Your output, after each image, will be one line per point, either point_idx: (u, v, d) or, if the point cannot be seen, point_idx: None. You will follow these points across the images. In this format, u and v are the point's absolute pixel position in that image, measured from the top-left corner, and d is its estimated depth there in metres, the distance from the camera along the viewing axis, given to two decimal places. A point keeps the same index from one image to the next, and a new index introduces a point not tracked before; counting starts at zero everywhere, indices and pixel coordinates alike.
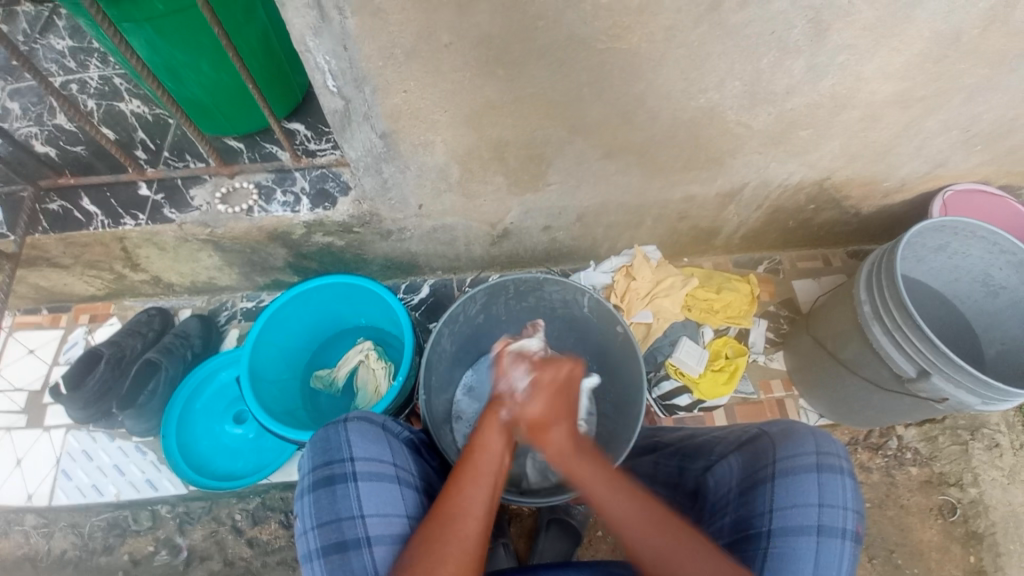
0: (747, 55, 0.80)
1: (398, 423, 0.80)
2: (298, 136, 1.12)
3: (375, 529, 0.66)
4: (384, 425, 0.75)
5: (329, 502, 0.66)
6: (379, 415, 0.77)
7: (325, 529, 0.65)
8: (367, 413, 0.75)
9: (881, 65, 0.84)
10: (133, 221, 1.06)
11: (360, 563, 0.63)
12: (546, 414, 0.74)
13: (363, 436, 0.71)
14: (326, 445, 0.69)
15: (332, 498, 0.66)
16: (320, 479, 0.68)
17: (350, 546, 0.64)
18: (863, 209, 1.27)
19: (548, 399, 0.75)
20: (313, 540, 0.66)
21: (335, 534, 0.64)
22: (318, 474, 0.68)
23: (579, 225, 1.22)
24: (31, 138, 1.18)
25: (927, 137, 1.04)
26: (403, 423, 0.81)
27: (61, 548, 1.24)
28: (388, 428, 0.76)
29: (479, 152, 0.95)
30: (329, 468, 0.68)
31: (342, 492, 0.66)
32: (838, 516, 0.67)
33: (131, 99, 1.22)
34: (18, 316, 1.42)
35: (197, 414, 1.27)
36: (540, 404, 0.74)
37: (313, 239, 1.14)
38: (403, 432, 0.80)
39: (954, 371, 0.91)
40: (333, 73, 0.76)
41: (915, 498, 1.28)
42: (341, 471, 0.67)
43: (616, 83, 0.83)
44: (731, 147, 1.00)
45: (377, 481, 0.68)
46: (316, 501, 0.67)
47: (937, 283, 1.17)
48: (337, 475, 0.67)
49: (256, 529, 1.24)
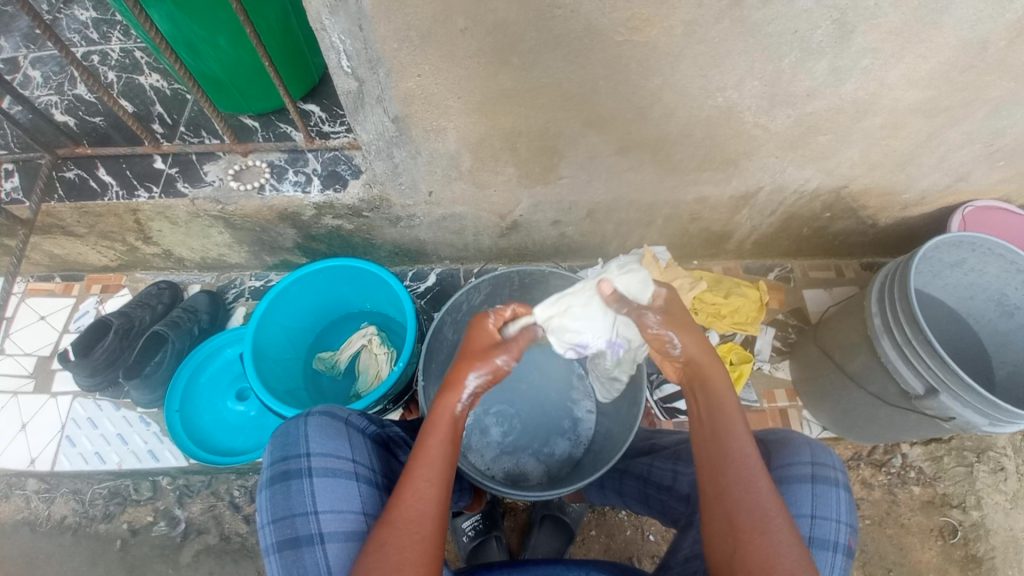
0: (769, 53, 0.78)
1: (363, 418, 0.79)
2: (313, 118, 1.13)
3: (329, 525, 0.65)
4: (346, 419, 0.75)
5: (284, 498, 0.66)
6: (342, 409, 0.77)
7: (279, 524, 0.65)
8: (329, 408, 0.75)
9: (905, 72, 0.82)
10: (147, 194, 1.07)
11: (312, 559, 0.63)
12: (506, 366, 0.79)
13: (321, 431, 0.70)
14: (285, 440, 0.69)
15: (286, 493, 0.66)
16: (277, 474, 0.68)
17: (302, 542, 0.64)
18: (881, 220, 1.24)
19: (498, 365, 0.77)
20: (268, 535, 0.66)
21: (288, 530, 0.65)
22: (275, 470, 0.68)
23: (589, 222, 1.21)
24: (51, 107, 1.19)
25: (950, 150, 1.02)
26: (369, 417, 0.80)
27: (61, 513, 1.27)
28: (350, 423, 0.75)
29: (490, 142, 0.94)
30: (285, 464, 0.68)
31: (297, 488, 0.66)
32: (830, 528, 0.66)
33: (151, 73, 1.23)
34: (31, 282, 1.44)
35: (202, 386, 1.28)
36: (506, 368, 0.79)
37: (322, 221, 1.15)
38: (369, 426, 0.79)
39: (965, 392, 0.89)
40: (348, 54, 0.76)
41: (916, 518, 1.25)
42: (297, 466, 0.67)
43: (632, 77, 0.82)
44: (747, 149, 0.99)
45: (332, 478, 0.68)
46: (272, 497, 0.67)
47: (951, 300, 1.14)
48: (292, 471, 0.67)
49: (253, 507, 1.25)
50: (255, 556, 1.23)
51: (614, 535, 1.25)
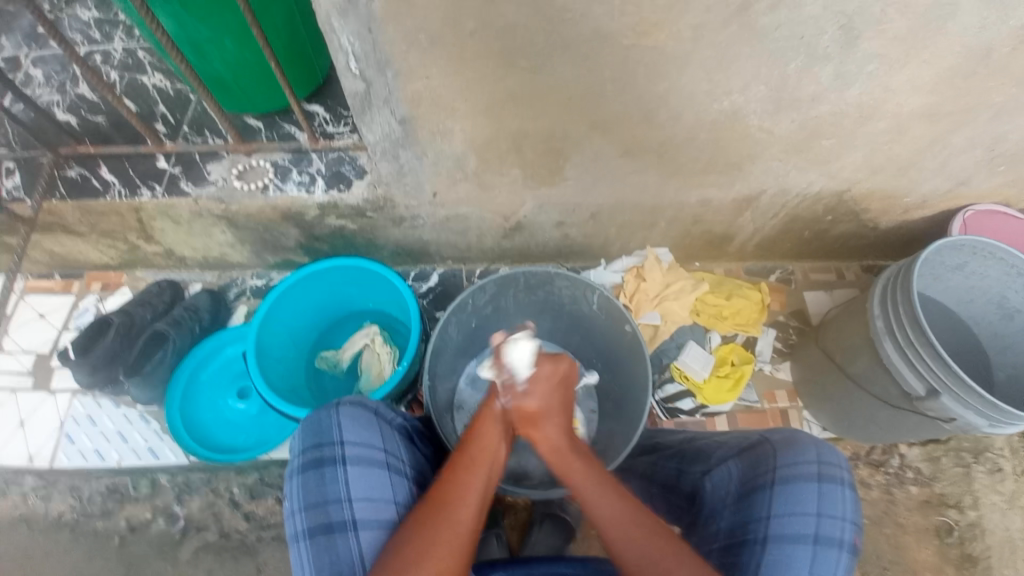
0: (774, 58, 0.78)
1: (392, 409, 0.79)
2: (317, 119, 1.12)
3: (362, 513, 0.66)
4: (377, 410, 0.75)
5: (317, 484, 0.66)
6: (371, 400, 0.77)
7: (312, 511, 0.66)
8: (358, 398, 0.75)
9: (909, 77, 0.83)
10: (149, 192, 1.07)
11: (346, 546, 0.64)
12: (546, 408, 0.79)
13: (354, 421, 0.71)
14: (318, 427, 0.70)
15: (320, 480, 0.67)
16: (309, 461, 0.68)
17: (335, 528, 0.65)
18: (882, 224, 1.25)
19: (549, 394, 0.79)
20: (300, 521, 0.66)
21: (322, 516, 0.65)
22: (308, 456, 0.68)
23: (592, 223, 1.21)
24: (53, 106, 1.19)
25: (952, 154, 1.02)
26: (397, 409, 0.80)
27: (58, 510, 1.26)
28: (380, 414, 0.75)
29: (497, 143, 0.94)
30: (319, 451, 0.68)
31: (331, 475, 0.67)
32: (836, 526, 0.67)
33: (154, 72, 1.22)
34: (31, 280, 1.43)
35: (203, 383, 1.29)
36: (540, 399, 0.78)
37: (326, 221, 1.14)
38: (396, 418, 0.79)
39: (965, 394, 0.90)
40: (356, 55, 0.76)
41: (913, 517, 1.27)
42: (331, 454, 0.68)
43: (639, 82, 0.82)
44: (751, 152, 0.99)
45: (365, 467, 0.69)
46: (304, 483, 0.67)
47: (952, 303, 1.15)
48: (326, 458, 0.67)
49: (252, 504, 1.25)
50: (255, 553, 1.23)
51: None
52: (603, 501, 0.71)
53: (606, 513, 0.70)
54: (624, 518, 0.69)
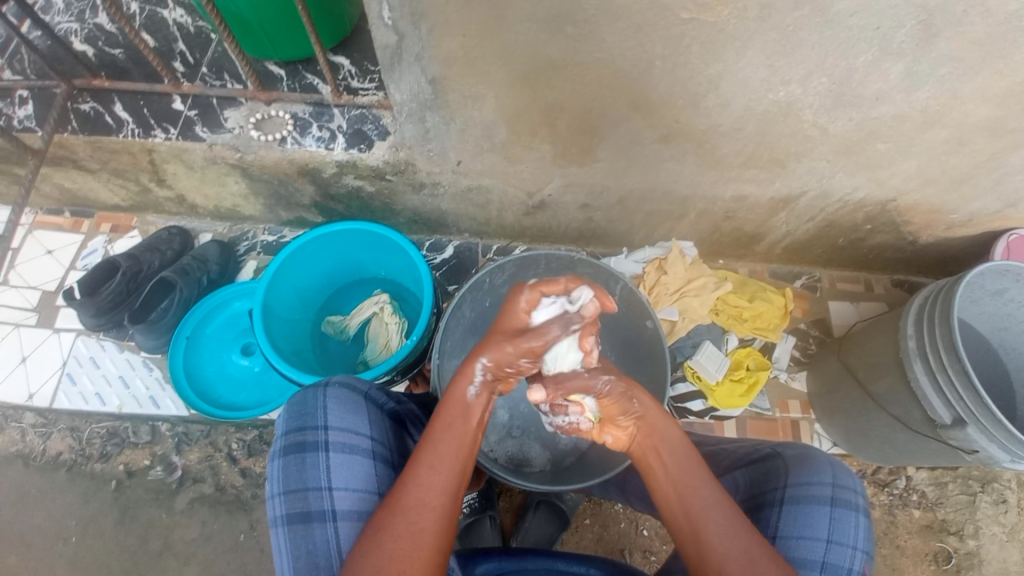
0: (843, 49, 0.72)
1: (381, 392, 0.76)
2: (341, 71, 1.07)
3: (342, 503, 0.63)
4: (366, 394, 0.72)
5: (298, 470, 0.64)
6: (362, 382, 0.74)
7: (291, 497, 0.63)
8: (349, 379, 0.72)
9: (982, 86, 0.77)
10: (163, 134, 1.03)
11: (322, 536, 0.62)
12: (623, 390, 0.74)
13: (340, 405, 0.67)
14: (302, 409, 0.67)
15: (300, 465, 0.64)
16: (291, 444, 0.65)
17: (314, 517, 0.62)
18: (921, 238, 1.19)
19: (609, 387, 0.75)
20: (278, 506, 0.64)
21: (301, 503, 0.63)
22: (290, 439, 0.65)
23: (619, 209, 1.16)
24: (71, 34, 1.14)
25: (1010, 173, 0.95)
26: (389, 393, 0.78)
27: (57, 449, 1.26)
28: (369, 397, 0.72)
29: (530, 115, 0.89)
30: (301, 435, 0.65)
31: (312, 461, 0.64)
32: (845, 554, 0.63)
33: (176, 7, 1.17)
34: (40, 215, 1.40)
35: (207, 338, 1.26)
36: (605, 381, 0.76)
37: (343, 180, 1.10)
38: (387, 402, 0.76)
39: (993, 427, 0.85)
40: (390, 4, 0.70)
41: (912, 540, 1.24)
42: (313, 439, 0.65)
43: (691, 60, 0.76)
44: (799, 150, 0.93)
45: (349, 455, 0.66)
46: (285, 467, 0.65)
47: (985, 329, 1.10)
48: (309, 443, 0.65)
49: (250, 461, 1.24)
50: (248, 510, 1.23)
51: (608, 525, 1.24)
52: (683, 470, 0.69)
53: (686, 484, 0.68)
54: (700, 487, 0.67)
